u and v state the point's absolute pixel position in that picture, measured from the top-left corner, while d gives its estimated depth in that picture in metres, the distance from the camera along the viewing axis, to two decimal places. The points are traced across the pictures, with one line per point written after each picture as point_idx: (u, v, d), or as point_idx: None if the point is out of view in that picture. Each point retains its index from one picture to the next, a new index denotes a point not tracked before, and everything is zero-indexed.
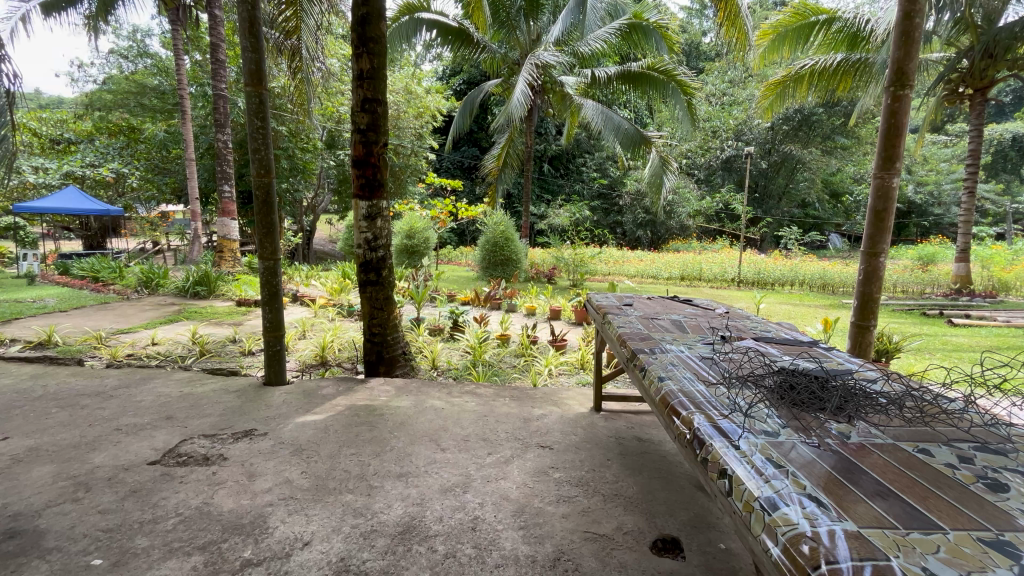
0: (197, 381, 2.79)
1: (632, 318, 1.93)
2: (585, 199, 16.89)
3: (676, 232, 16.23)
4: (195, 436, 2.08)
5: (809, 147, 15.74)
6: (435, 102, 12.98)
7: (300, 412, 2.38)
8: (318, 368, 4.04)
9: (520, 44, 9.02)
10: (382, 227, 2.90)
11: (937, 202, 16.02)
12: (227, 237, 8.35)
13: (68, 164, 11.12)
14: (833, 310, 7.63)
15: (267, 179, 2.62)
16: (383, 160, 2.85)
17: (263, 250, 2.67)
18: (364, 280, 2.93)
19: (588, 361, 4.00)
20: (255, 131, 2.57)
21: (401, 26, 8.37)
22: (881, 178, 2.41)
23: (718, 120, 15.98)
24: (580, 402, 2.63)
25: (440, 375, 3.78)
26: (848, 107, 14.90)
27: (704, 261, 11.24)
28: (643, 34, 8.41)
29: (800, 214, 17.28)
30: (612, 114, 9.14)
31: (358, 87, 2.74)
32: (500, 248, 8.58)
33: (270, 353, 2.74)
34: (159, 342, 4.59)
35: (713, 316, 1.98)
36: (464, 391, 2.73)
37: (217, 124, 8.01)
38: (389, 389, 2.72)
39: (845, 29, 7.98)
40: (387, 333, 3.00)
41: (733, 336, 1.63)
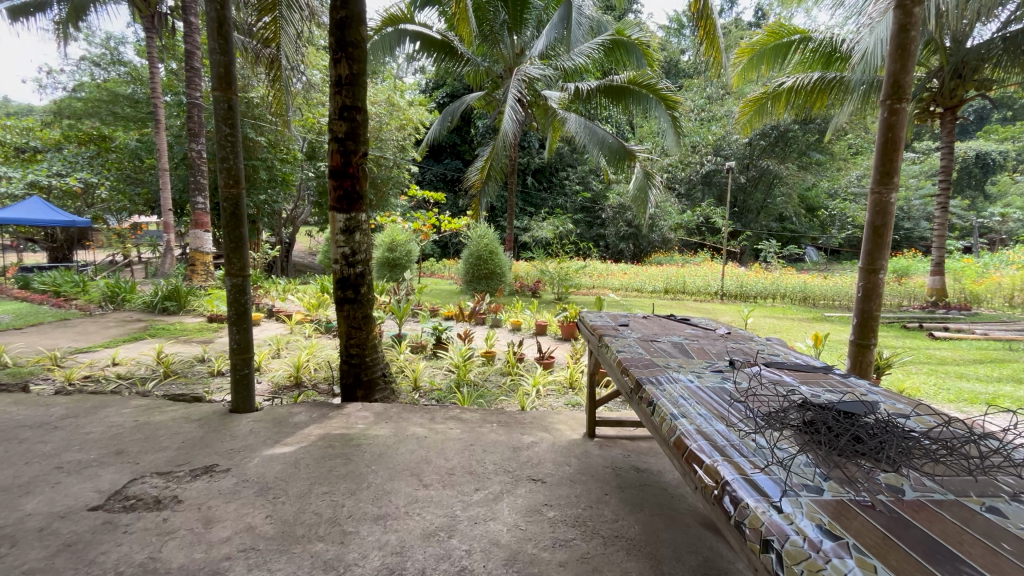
0: (156, 408, 2.56)
1: (630, 340, 1.79)
2: (568, 212, 16.91)
3: (658, 245, 16.36)
4: (147, 475, 1.87)
5: (786, 162, 16.11)
6: (419, 114, 12.90)
7: (269, 444, 2.17)
8: (292, 390, 3.82)
9: (503, 57, 9.00)
10: (360, 242, 2.73)
11: (907, 217, 16.53)
12: (199, 250, 8.05)
13: (34, 173, 10.66)
14: (816, 323, 7.70)
15: (236, 190, 2.44)
16: (362, 171, 2.68)
17: (231, 266, 2.47)
18: (341, 297, 2.75)
19: (577, 380, 3.85)
20: (223, 138, 2.38)
21: (385, 37, 8.27)
22: (879, 193, 2.36)
23: (698, 135, 16.25)
24: (572, 427, 2.48)
25: (422, 397, 3.59)
26: (822, 124, 15.34)
27: (687, 275, 11.27)
28: (625, 50, 8.67)
29: (778, 227, 17.57)
30: (596, 128, 9.18)
31: (336, 94, 2.59)
32: (484, 261, 8.44)
33: (236, 378, 2.53)
34: (120, 362, 4.31)
35: (714, 337, 1.87)
36: (447, 417, 2.55)
37: (192, 134, 7.77)
38: (367, 416, 2.53)
39: (819, 49, 8.17)
40: (366, 354, 2.82)
41: (742, 362, 1.51)
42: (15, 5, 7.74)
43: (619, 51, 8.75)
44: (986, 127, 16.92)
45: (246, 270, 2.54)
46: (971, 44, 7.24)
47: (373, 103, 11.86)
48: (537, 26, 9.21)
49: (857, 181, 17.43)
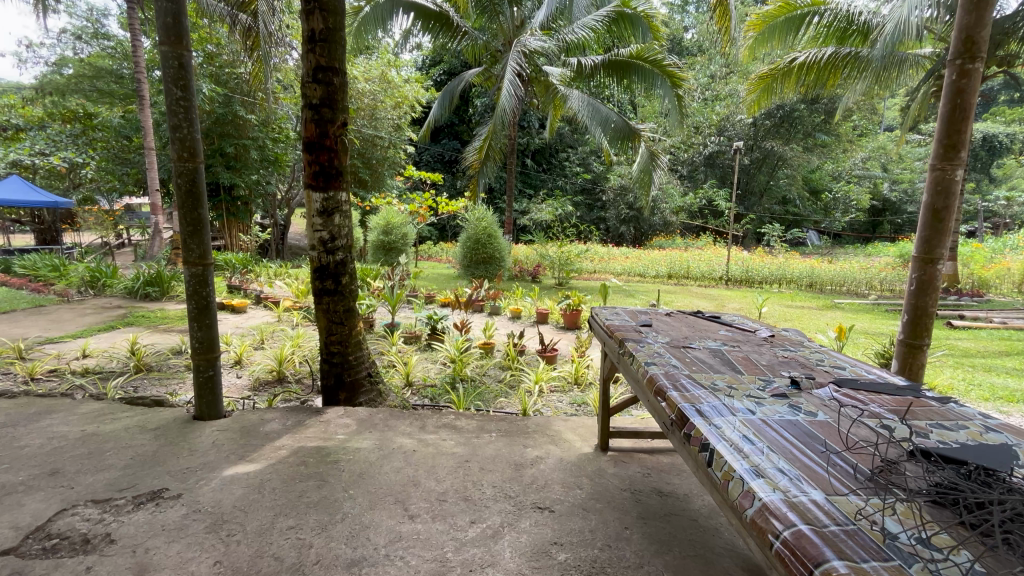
0: (107, 415, 2.25)
1: (658, 348, 1.47)
2: (568, 193, 16.50)
3: (659, 229, 16.01)
4: (80, 504, 1.57)
5: (791, 143, 15.66)
6: (414, 91, 12.40)
7: (232, 461, 1.86)
8: (273, 387, 3.54)
9: (503, 30, 8.53)
10: (340, 225, 2.39)
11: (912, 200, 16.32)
12: None
13: (15, 152, 10.23)
14: (827, 310, 7.41)
15: (193, 165, 2.08)
16: (341, 144, 2.33)
17: (189, 253, 2.14)
18: (319, 288, 2.42)
19: (583, 375, 3.57)
20: (175, 102, 2.01)
21: (376, 9, 7.78)
22: (941, 170, 2.03)
23: (701, 115, 15.78)
24: (582, 436, 2.18)
25: (414, 394, 3.30)
26: (829, 104, 14.90)
27: (691, 259, 10.94)
28: (630, 24, 8.10)
29: (781, 211, 17.22)
30: (599, 106, 8.71)
31: (309, 51, 2.22)
32: (483, 245, 8.09)
33: (199, 381, 2.21)
34: (90, 355, 4.00)
35: (755, 342, 1.56)
36: (439, 425, 2.25)
37: None
38: (349, 423, 2.23)
39: (833, 23, 7.70)
40: (349, 352, 2.50)
41: (807, 381, 1.19)
42: None
43: (624, 24, 8.16)
44: (993, 108, 16.55)
45: (209, 257, 2.21)
46: (995, 17, 6.83)
47: (366, 80, 11.38)
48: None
49: (862, 164, 17.09)
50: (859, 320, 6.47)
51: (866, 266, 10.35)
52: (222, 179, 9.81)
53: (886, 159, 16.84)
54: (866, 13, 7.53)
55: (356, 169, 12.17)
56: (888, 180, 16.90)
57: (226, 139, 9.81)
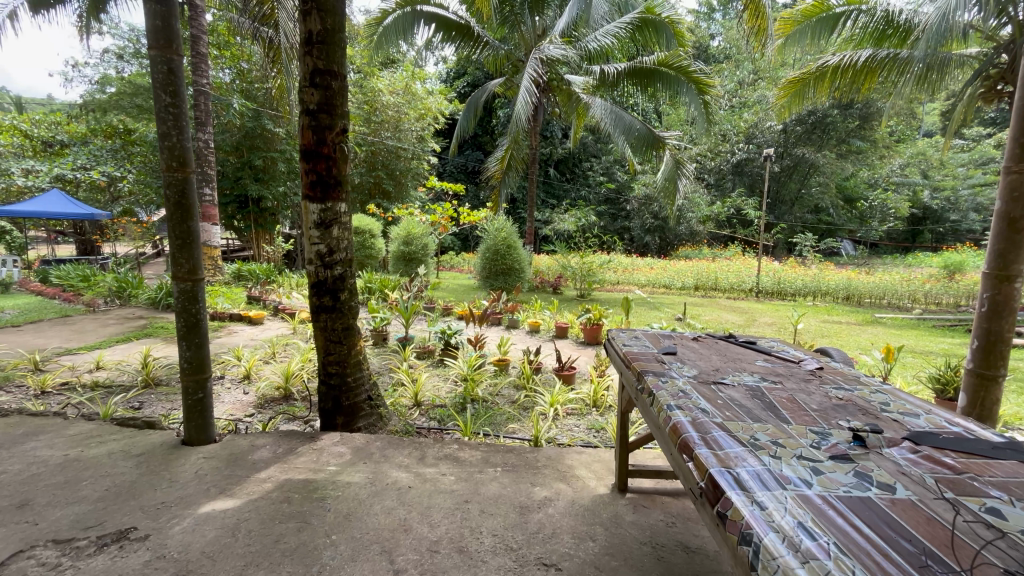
0: (94, 438, 2.13)
1: (683, 384, 1.24)
2: (592, 203, 16.27)
3: (685, 239, 15.57)
4: (39, 545, 1.43)
5: (823, 150, 15.08)
6: (438, 103, 12.44)
7: (211, 496, 1.71)
8: (279, 404, 3.42)
9: (524, 39, 8.44)
10: (339, 237, 2.25)
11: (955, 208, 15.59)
12: (208, 244, 7.76)
13: (59, 166, 10.64)
14: (868, 326, 6.96)
15: (184, 174, 1.97)
16: (341, 152, 2.19)
17: (178, 268, 2.01)
18: (317, 305, 2.27)
19: (602, 398, 3.33)
20: (164, 109, 1.90)
21: (397, 21, 7.77)
22: (1015, 173, 1.75)
23: (729, 123, 15.37)
24: (597, 474, 1.94)
25: (422, 415, 3.13)
26: (864, 109, 14.30)
27: (719, 269, 10.52)
28: (654, 30, 7.88)
29: (813, 219, 16.54)
30: (622, 114, 8.47)
31: (306, 55, 2.09)
32: (502, 256, 7.92)
33: (188, 404, 2.08)
34: (103, 368, 3.97)
35: (800, 377, 1.31)
36: (440, 456, 2.05)
37: (199, 122, 7.60)
38: (343, 452, 2.05)
39: (870, 25, 7.32)
40: (348, 373, 2.33)
41: (874, 435, 0.95)
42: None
43: (648, 31, 7.90)
44: None
45: (201, 271, 2.08)
46: None
47: (390, 93, 11.54)
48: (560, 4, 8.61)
49: (900, 170, 16.33)
50: (904, 337, 6.00)
51: (907, 277, 9.76)
52: (250, 191, 9.99)
53: (927, 165, 16.03)
54: (908, 11, 7.11)
55: (379, 180, 12.20)
56: (929, 187, 16.07)
57: (254, 152, 9.99)
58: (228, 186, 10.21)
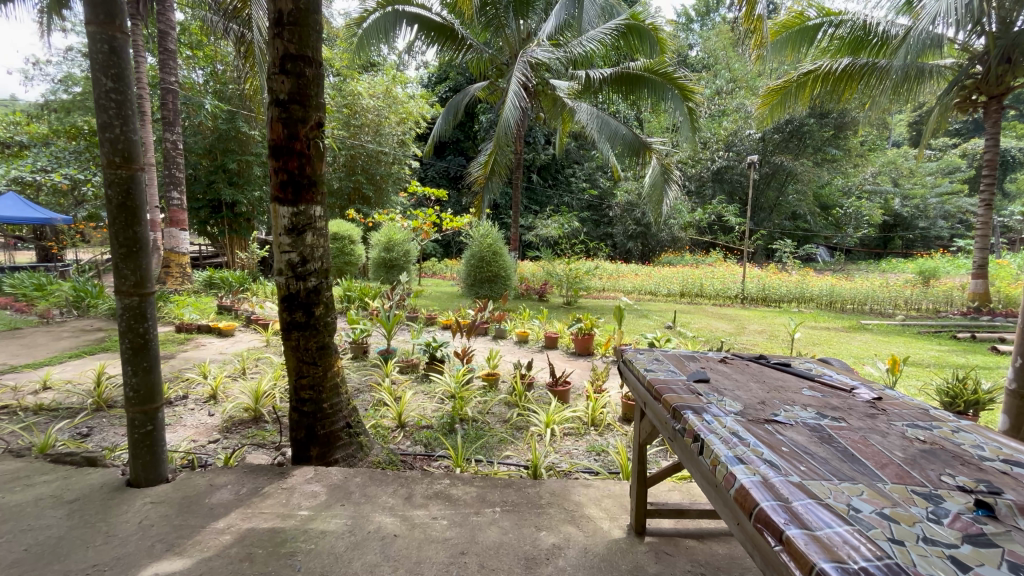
0: (19, 480, 1.81)
1: (734, 425, 1.01)
2: (574, 210, 16.18)
3: (668, 245, 15.51)
4: None
5: (800, 159, 15.15)
6: (420, 107, 12.17)
7: (154, 555, 1.42)
8: (248, 427, 3.11)
9: (509, 42, 8.22)
10: (313, 245, 1.99)
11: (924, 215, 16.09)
12: (175, 250, 7.37)
13: (17, 168, 10.04)
14: (857, 333, 6.92)
15: (129, 171, 1.68)
16: (316, 148, 1.93)
17: (121, 281, 1.72)
18: (287, 321, 1.99)
19: (600, 416, 3.11)
20: (104, 95, 1.62)
21: (378, 21, 7.51)
22: None
23: (708, 130, 15.42)
24: (610, 514, 1.71)
25: (406, 438, 2.87)
26: (839, 118, 14.62)
27: (704, 276, 10.46)
28: (639, 36, 7.82)
29: (790, 226, 16.78)
30: (609, 119, 8.34)
31: (275, 37, 1.83)
32: (487, 263, 7.67)
33: (134, 439, 1.79)
34: (52, 388, 3.60)
35: (863, 412, 1.11)
36: (430, 495, 1.79)
37: (166, 122, 7.18)
38: (317, 493, 1.78)
39: (847, 35, 7.43)
40: (323, 399, 2.06)
41: (1003, 502, 0.74)
42: None
43: (631, 37, 7.83)
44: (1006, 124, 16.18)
45: (149, 284, 1.79)
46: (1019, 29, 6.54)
47: (370, 97, 11.29)
48: (545, 9, 8.46)
49: (872, 179, 16.70)
50: (893, 345, 5.95)
51: (885, 283, 9.91)
52: (224, 195, 9.59)
53: (897, 174, 16.49)
54: (884, 23, 7.19)
55: (359, 185, 11.81)
56: (899, 195, 16.44)
57: (228, 155, 9.58)
58: (200, 190, 9.79)
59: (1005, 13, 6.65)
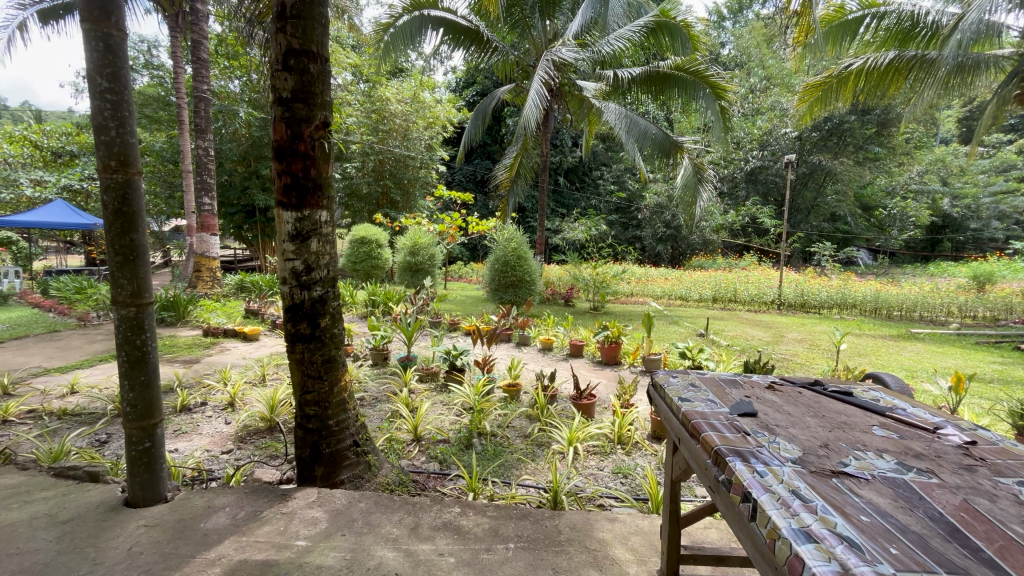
0: (19, 495, 1.75)
1: (798, 480, 0.82)
2: (602, 212, 15.91)
3: (699, 248, 15.03)
4: None
5: (841, 157, 14.53)
6: (446, 112, 12.16)
7: None
8: (263, 438, 3.04)
9: (536, 44, 8.07)
10: (319, 251, 1.87)
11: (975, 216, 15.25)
12: (206, 254, 7.51)
13: (66, 177, 10.52)
14: (907, 342, 6.45)
15: (126, 175, 1.61)
16: (322, 149, 1.82)
17: (118, 291, 1.64)
18: (291, 333, 1.88)
19: (627, 434, 2.90)
20: (99, 96, 1.54)
21: (405, 26, 7.48)
22: None
23: (742, 129, 14.88)
24: (638, 557, 1.51)
25: (421, 453, 2.73)
26: (882, 114, 13.91)
27: (738, 281, 10.05)
28: (669, 33, 7.50)
29: (830, 228, 16.03)
30: (637, 119, 8.06)
31: (278, 31, 1.73)
32: (512, 267, 7.51)
33: (132, 457, 1.70)
34: (79, 392, 3.62)
35: (956, 464, 0.90)
36: (438, 526, 1.64)
37: (198, 129, 7.35)
38: (318, 521, 1.64)
39: (894, 27, 6.99)
40: (329, 416, 1.94)
41: None
42: (43, 7, 7.30)
43: (662, 34, 7.56)
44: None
45: (148, 294, 1.71)
46: None
47: (397, 102, 11.33)
48: (572, 9, 8.27)
49: (918, 178, 15.80)
50: (949, 357, 5.50)
51: (935, 289, 9.29)
52: (257, 201, 9.81)
53: (946, 172, 15.51)
54: (934, 13, 6.76)
55: (387, 190, 11.88)
56: (949, 195, 15.49)
57: (262, 162, 9.79)
58: (235, 196, 10.05)
59: None
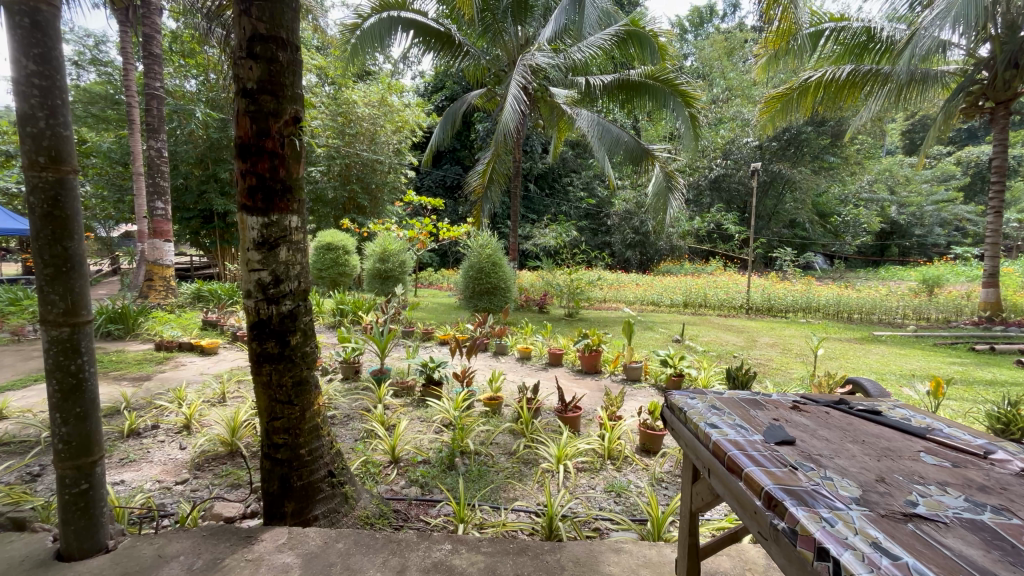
0: None
1: (872, 529, 0.71)
2: (572, 218, 15.96)
3: (667, 254, 15.27)
4: None
5: (799, 166, 15.08)
6: (415, 116, 11.93)
7: None
8: (223, 464, 2.76)
9: (507, 49, 7.96)
10: (288, 260, 1.68)
11: (919, 223, 16.20)
12: (159, 262, 7.03)
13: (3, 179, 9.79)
14: (871, 345, 6.66)
15: (57, 173, 1.37)
16: (291, 148, 1.63)
17: (48, 309, 1.40)
18: (257, 352, 1.67)
19: (617, 448, 2.79)
20: (25, 80, 1.30)
21: (374, 26, 7.23)
22: None
23: (706, 138, 15.24)
24: None
25: (401, 476, 2.54)
26: (836, 126, 14.55)
27: (707, 286, 10.21)
28: (640, 43, 7.58)
29: (789, 234, 16.60)
30: (610, 126, 8.04)
31: (241, 14, 1.53)
32: (486, 274, 7.35)
33: (65, 502, 1.45)
34: (8, 417, 3.23)
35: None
36: (428, 568, 1.47)
37: (150, 129, 6.88)
38: (289, 569, 1.44)
39: (851, 41, 7.27)
40: (300, 444, 1.74)
41: None
42: None
43: (632, 44, 7.62)
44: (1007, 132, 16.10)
45: (85, 311, 1.47)
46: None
47: (365, 105, 11.02)
48: (544, 15, 8.19)
49: (868, 187, 16.58)
50: (912, 359, 5.68)
51: (890, 292, 9.70)
52: (215, 206, 9.30)
53: (893, 182, 16.34)
54: (887, 29, 7.08)
55: (355, 195, 11.52)
56: (896, 203, 16.33)
57: (221, 164, 9.29)
58: (191, 201, 9.50)
59: (1009, 17, 6.51)
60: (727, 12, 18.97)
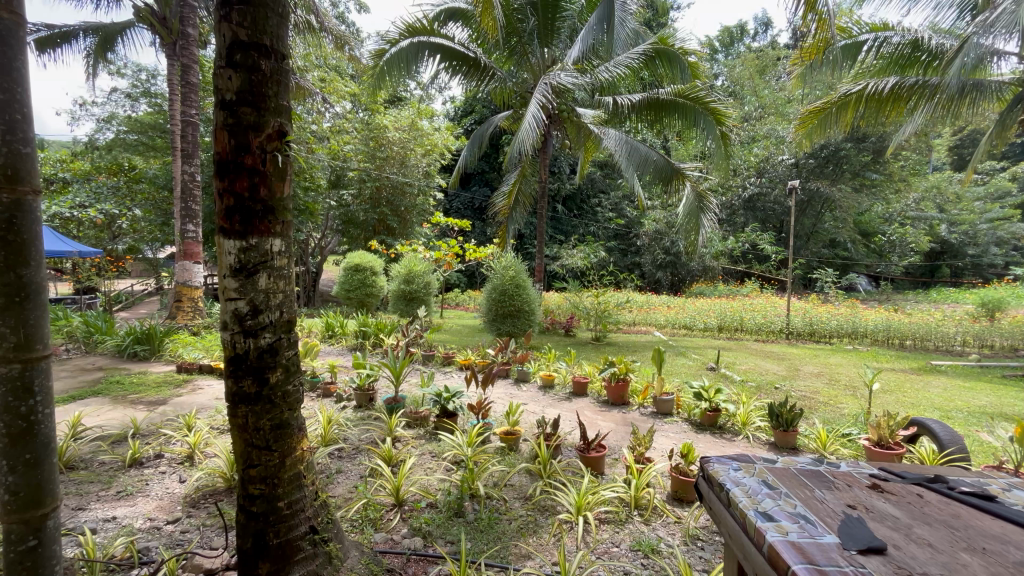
0: None
1: None
2: (601, 239, 15.65)
3: (699, 275, 14.70)
4: None
5: (839, 183, 14.40)
6: (444, 139, 12.00)
7: None
8: (218, 501, 2.59)
9: (533, 71, 7.88)
10: (269, 287, 1.51)
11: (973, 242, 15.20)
12: (188, 283, 7.12)
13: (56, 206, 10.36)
14: (930, 376, 6.03)
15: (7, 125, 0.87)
16: (274, 164, 1.48)
17: None
18: (233, 392, 1.49)
19: (644, 497, 2.48)
20: None
21: (402, 51, 7.25)
22: None
23: (738, 157, 14.79)
24: None
25: (403, 523, 2.30)
26: (879, 142, 13.85)
27: (743, 309, 9.68)
28: (668, 62, 7.39)
29: (830, 254, 15.77)
30: (638, 145, 7.74)
31: (222, 19, 1.41)
32: (510, 297, 7.12)
33: None
34: None
35: None
36: None
37: (185, 155, 7.06)
38: None
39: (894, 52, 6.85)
40: (279, 496, 1.54)
41: None
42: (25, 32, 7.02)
43: (660, 62, 7.42)
44: None
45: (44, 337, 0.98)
46: None
47: (394, 129, 11.15)
48: (571, 36, 8.10)
49: (915, 205, 15.64)
50: (980, 394, 5.07)
51: (946, 317, 8.93)
52: None
53: (943, 199, 15.33)
54: (934, 38, 6.64)
55: (383, 217, 11.57)
56: (946, 221, 15.34)
57: None
58: None
59: None
60: (759, 31, 18.75)
